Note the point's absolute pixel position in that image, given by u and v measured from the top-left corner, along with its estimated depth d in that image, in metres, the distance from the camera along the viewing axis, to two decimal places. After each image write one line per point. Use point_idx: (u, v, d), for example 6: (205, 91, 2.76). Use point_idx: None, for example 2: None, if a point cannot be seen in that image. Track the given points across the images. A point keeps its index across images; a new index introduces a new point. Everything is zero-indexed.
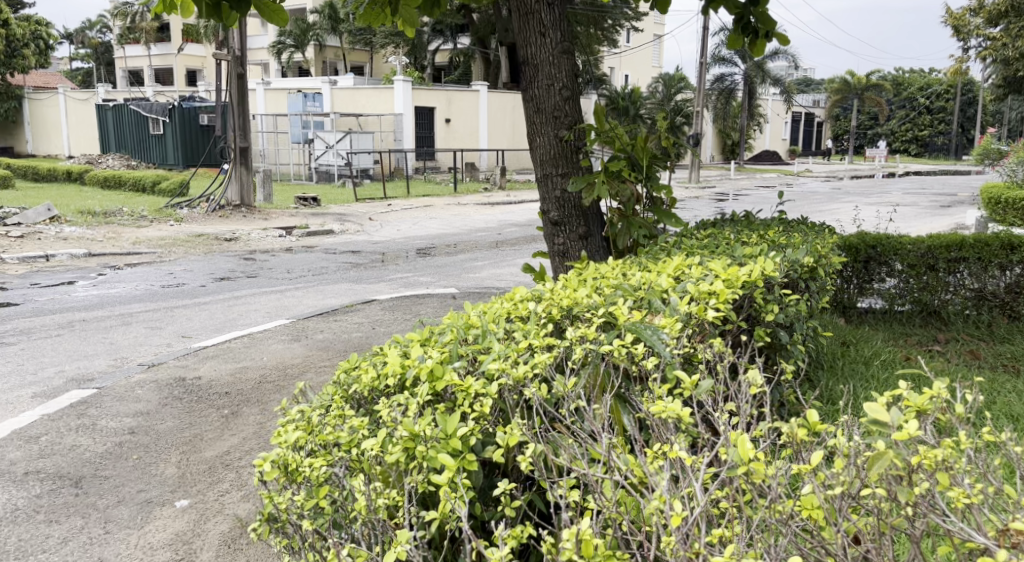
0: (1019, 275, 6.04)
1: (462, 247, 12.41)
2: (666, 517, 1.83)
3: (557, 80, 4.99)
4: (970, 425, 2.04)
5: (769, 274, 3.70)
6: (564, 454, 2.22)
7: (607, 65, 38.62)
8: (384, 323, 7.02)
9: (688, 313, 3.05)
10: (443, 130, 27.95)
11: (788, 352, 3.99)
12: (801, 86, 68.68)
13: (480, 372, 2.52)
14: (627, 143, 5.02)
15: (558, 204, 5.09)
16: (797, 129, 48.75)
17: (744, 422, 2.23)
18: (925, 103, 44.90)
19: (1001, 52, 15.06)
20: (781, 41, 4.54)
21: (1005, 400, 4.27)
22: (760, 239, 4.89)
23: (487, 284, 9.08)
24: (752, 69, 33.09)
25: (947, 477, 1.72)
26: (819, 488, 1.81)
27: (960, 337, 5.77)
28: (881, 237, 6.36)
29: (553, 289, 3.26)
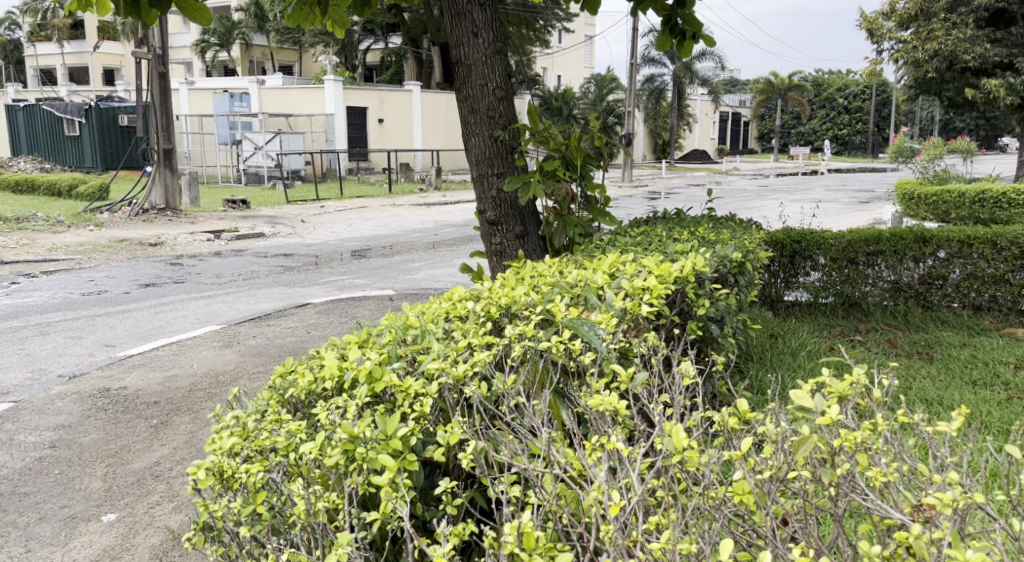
0: (931, 266, 6.37)
1: (397, 248, 12.32)
2: (605, 507, 1.88)
3: (490, 81, 5.02)
4: (886, 407, 2.16)
5: (700, 269, 3.81)
6: (505, 450, 2.25)
7: (540, 65, 38.82)
8: (320, 327, 6.94)
9: (623, 308, 3.13)
10: (376, 130, 27.71)
11: (719, 344, 4.10)
12: (728, 86, 70.20)
13: (420, 371, 2.53)
14: (562, 143, 5.10)
15: (494, 204, 5.13)
16: (725, 128, 49.87)
17: (678, 412, 2.30)
18: (844, 103, 46.58)
19: (911, 55, 15.73)
20: (708, 42, 4.68)
21: (921, 385, 4.47)
22: (691, 236, 5.02)
23: (424, 285, 9.06)
24: (680, 69, 33.73)
25: (866, 457, 1.82)
26: (748, 473, 1.88)
27: (878, 326, 6.03)
28: (805, 232, 6.57)
29: (492, 288, 3.28)
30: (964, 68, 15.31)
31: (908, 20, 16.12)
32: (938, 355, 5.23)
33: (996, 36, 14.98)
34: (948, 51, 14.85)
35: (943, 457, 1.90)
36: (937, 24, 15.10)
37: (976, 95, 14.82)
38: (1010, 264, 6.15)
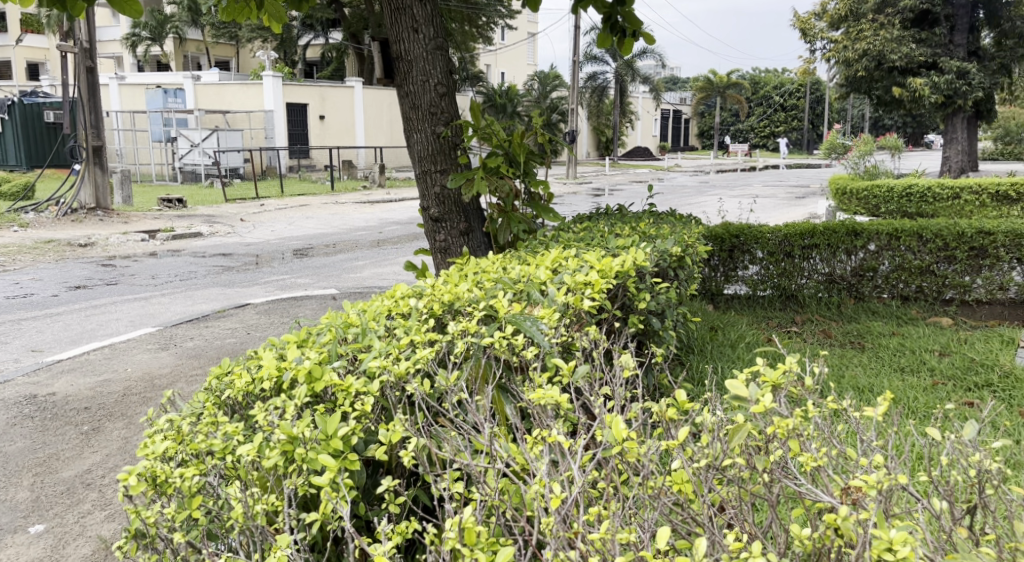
0: (863, 258, 6.55)
1: (340, 247, 12.17)
2: (546, 501, 1.89)
3: (431, 77, 5.00)
4: (816, 394, 2.22)
5: (641, 263, 3.87)
6: (448, 446, 2.25)
7: (483, 62, 38.80)
8: (260, 327, 6.82)
9: (565, 302, 3.14)
10: (318, 126, 27.30)
11: (660, 337, 4.16)
12: (669, 85, 71.28)
13: (361, 370, 2.50)
14: (505, 140, 5.09)
15: (437, 200, 5.11)
16: (666, 125, 50.61)
17: (618, 404, 2.34)
18: (780, 101, 47.73)
19: (842, 54, 16.20)
20: (648, 40, 4.74)
21: (852, 373, 4.63)
22: (632, 231, 5.08)
23: (368, 284, 8.97)
24: (621, 67, 33.91)
25: (797, 444, 1.89)
26: (686, 463, 1.92)
27: (814, 317, 6.20)
28: (743, 227, 6.72)
29: (435, 285, 3.27)
30: (891, 68, 15.83)
31: (838, 21, 16.58)
32: (869, 344, 5.40)
33: (921, 36, 15.52)
34: (876, 51, 15.37)
35: (870, 440, 1.97)
36: (866, 24, 15.64)
37: (902, 93, 15.36)
38: (935, 254, 6.38)
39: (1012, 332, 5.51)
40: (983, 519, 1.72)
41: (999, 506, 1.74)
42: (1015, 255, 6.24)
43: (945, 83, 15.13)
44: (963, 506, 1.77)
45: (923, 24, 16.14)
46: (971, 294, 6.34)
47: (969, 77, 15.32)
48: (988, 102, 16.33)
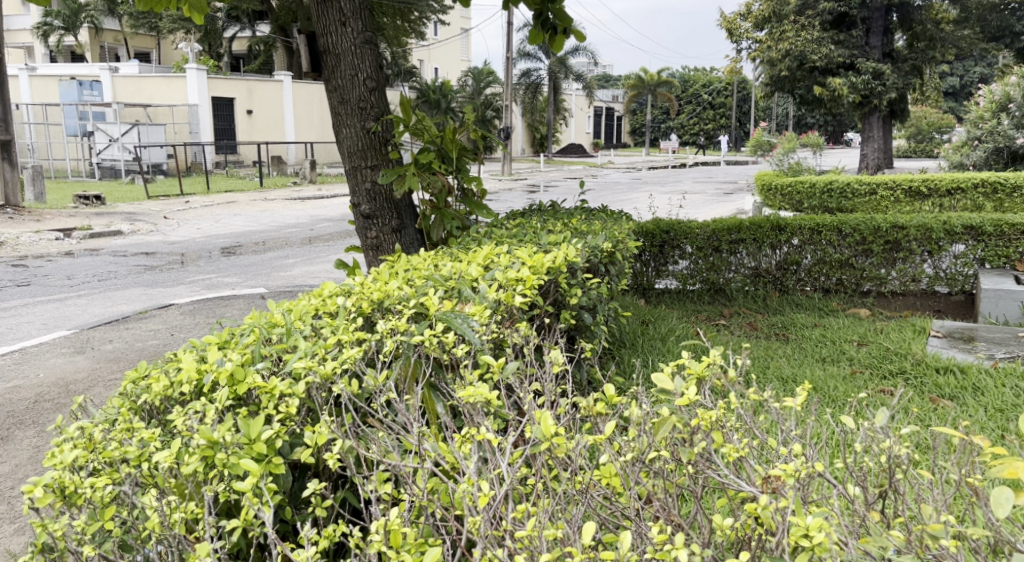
0: (787, 253, 6.74)
1: (270, 245, 11.92)
2: (475, 498, 1.87)
3: (360, 71, 4.93)
4: (740, 385, 2.27)
5: (572, 259, 3.91)
6: (377, 447, 2.21)
7: (416, 57, 38.46)
8: (184, 328, 6.62)
9: (496, 299, 3.14)
10: (245, 121, 26.60)
11: (591, 332, 4.19)
12: (601, 81, 72.01)
13: (286, 371, 2.44)
14: (436, 135, 5.05)
15: (368, 197, 5.04)
16: (598, 122, 51.09)
17: (547, 400, 2.35)
18: (709, 99, 48.77)
19: (766, 54, 16.62)
20: (579, 36, 4.77)
21: (777, 364, 4.77)
22: (564, 227, 5.12)
23: (298, 283, 8.82)
24: (555, 64, 33.97)
25: (720, 436, 1.94)
26: (613, 457, 1.94)
27: (741, 310, 6.36)
28: (673, 222, 6.84)
29: (363, 283, 3.22)
30: (812, 68, 16.34)
31: (762, 22, 17.01)
32: (793, 336, 5.56)
33: (840, 37, 16.11)
34: (798, 51, 15.80)
35: (790, 430, 2.03)
36: (788, 25, 16.06)
37: (823, 93, 15.89)
38: (854, 248, 6.61)
39: (925, 322, 5.74)
40: (896, 502, 1.80)
41: (908, 489, 1.82)
42: (926, 248, 6.50)
43: (861, 83, 15.76)
44: (878, 491, 1.85)
45: (841, 27, 16.73)
46: (886, 286, 6.59)
47: (885, 78, 15.95)
48: (902, 102, 17.02)
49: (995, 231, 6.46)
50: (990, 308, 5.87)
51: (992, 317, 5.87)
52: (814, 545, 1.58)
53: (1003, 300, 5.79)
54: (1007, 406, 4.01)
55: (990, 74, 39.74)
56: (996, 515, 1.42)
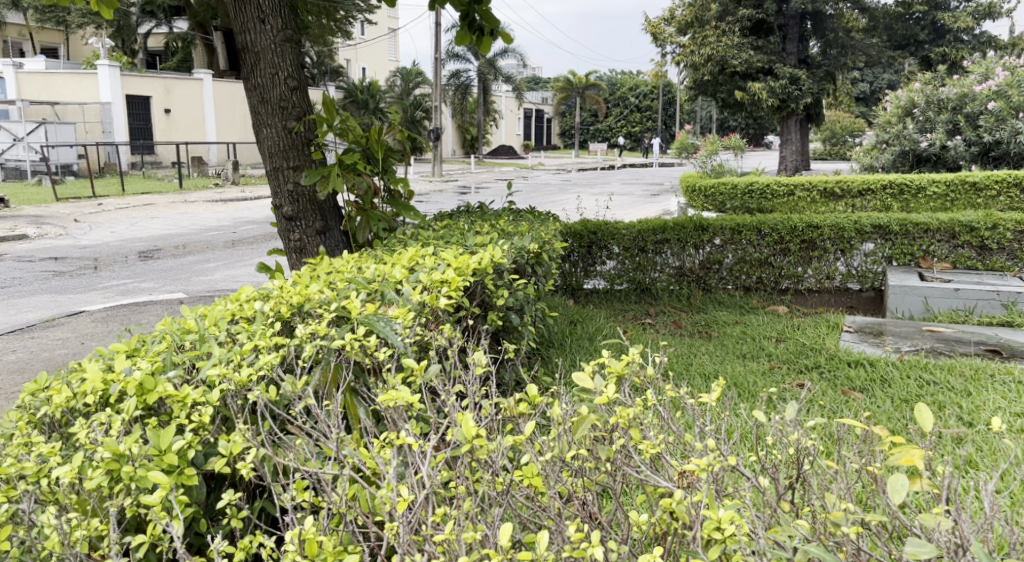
0: (710, 252, 6.89)
1: (190, 248, 11.52)
2: (395, 503, 1.85)
3: (281, 69, 4.82)
4: (658, 382, 2.30)
5: (498, 261, 3.92)
6: (295, 455, 2.16)
7: (342, 57, 37.91)
8: (94, 336, 6.36)
9: (421, 301, 3.11)
10: (163, 121, 25.76)
11: (518, 333, 4.22)
12: (531, 84, 72.43)
13: (199, 379, 2.35)
14: (361, 135, 4.97)
15: (290, 198, 4.94)
16: (528, 124, 51.34)
17: (471, 402, 2.32)
18: (636, 102, 49.67)
19: (690, 58, 16.99)
20: (506, 39, 4.77)
21: (699, 361, 4.88)
22: (492, 228, 5.12)
23: (219, 287, 8.58)
24: (484, 65, 33.86)
25: (637, 433, 1.98)
26: (536, 457, 1.95)
27: (666, 309, 6.48)
28: (600, 223, 6.93)
29: (283, 286, 3.14)
30: (733, 72, 16.78)
31: (685, 26, 17.37)
32: (715, 333, 5.70)
33: (758, 43, 16.58)
34: (719, 56, 16.21)
35: (705, 426, 2.08)
36: (710, 31, 16.41)
37: (743, 97, 16.35)
38: (772, 248, 6.81)
39: (838, 317, 5.97)
40: (804, 492, 1.87)
41: (816, 480, 1.90)
42: (839, 247, 6.74)
43: (779, 88, 16.25)
44: (788, 482, 1.91)
45: (759, 33, 17.26)
46: (803, 284, 6.82)
47: (801, 83, 16.48)
48: (817, 107, 17.64)
49: (903, 229, 6.72)
50: (897, 303, 6.14)
51: (898, 312, 6.14)
52: (725, 537, 1.63)
53: (908, 296, 6.07)
54: (913, 396, 4.19)
55: (897, 80, 41.56)
56: (894, 501, 1.49)
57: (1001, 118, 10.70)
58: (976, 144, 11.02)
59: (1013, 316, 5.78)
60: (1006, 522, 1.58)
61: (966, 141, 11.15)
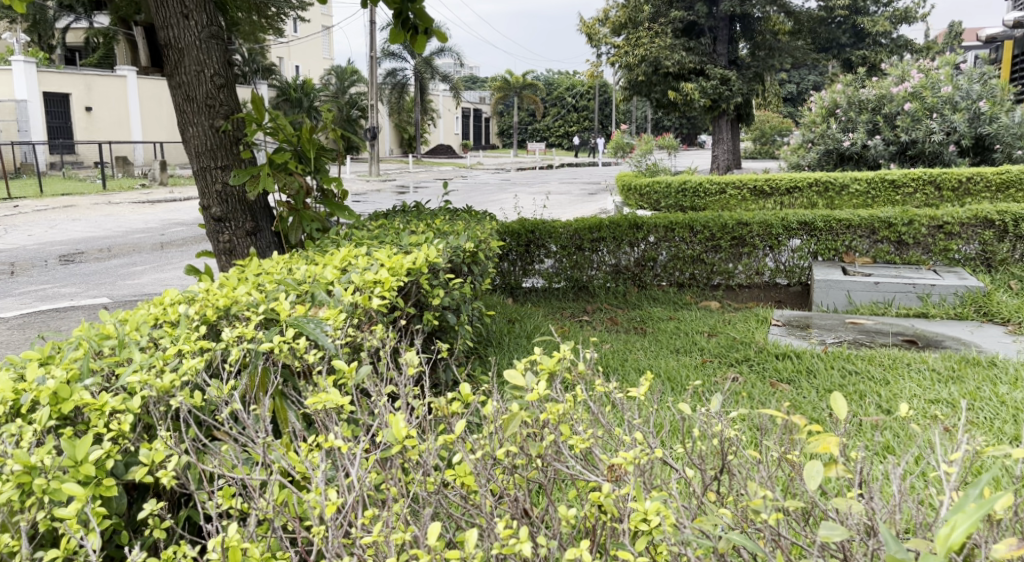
0: (645, 250, 7.00)
1: (115, 251, 11.17)
2: (323, 508, 1.83)
3: (207, 67, 4.71)
4: (589, 375, 2.32)
5: (433, 261, 3.91)
6: (221, 461, 2.10)
7: (275, 54, 37.14)
8: (9, 344, 6.12)
9: (352, 302, 3.07)
10: (84, 119, 24.91)
11: (454, 332, 4.22)
12: (468, 83, 72.17)
13: (119, 386, 2.27)
14: (293, 134, 4.87)
15: (219, 199, 4.84)
16: (466, 123, 51.28)
17: (401, 403, 2.31)
18: (572, 102, 50.13)
19: (624, 58, 17.20)
20: (440, 38, 4.75)
21: (634, 357, 4.95)
22: (427, 227, 5.10)
23: (145, 291, 8.35)
24: (420, 64, 33.64)
25: (567, 428, 2.01)
26: (467, 456, 1.96)
27: (603, 306, 6.56)
28: (537, 222, 7.00)
29: (209, 289, 3.07)
30: (666, 73, 17.06)
31: (619, 27, 17.57)
32: (650, 329, 5.80)
33: (690, 44, 16.88)
34: (653, 56, 16.47)
35: (633, 419, 2.13)
36: (643, 32, 16.67)
37: (677, 97, 16.65)
38: (704, 244, 6.95)
39: (767, 311, 6.13)
40: (728, 482, 1.93)
41: (739, 470, 1.96)
42: (768, 243, 6.91)
43: (711, 88, 16.60)
44: (712, 472, 1.96)
45: (690, 34, 17.62)
46: (734, 280, 6.98)
47: (731, 84, 16.91)
48: (747, 107, 18.09)
49: (827, 226, 6.93)
50: (822, 298, 6.32)
51: (823, 306, 6.32)
52: (651, 528, 1.66)
53: (832, 291, 6.26)
54: (836, 387, 4.33)
55: (822, 82, 42.82)
56: (809, 486, 1.54)
57: (917, 118, 11.18)
58: (894, 144, 11.47)
59: (929, 308, 6.03)
60: (911, 503, 1.67)
61: (885, 140, 11.58)
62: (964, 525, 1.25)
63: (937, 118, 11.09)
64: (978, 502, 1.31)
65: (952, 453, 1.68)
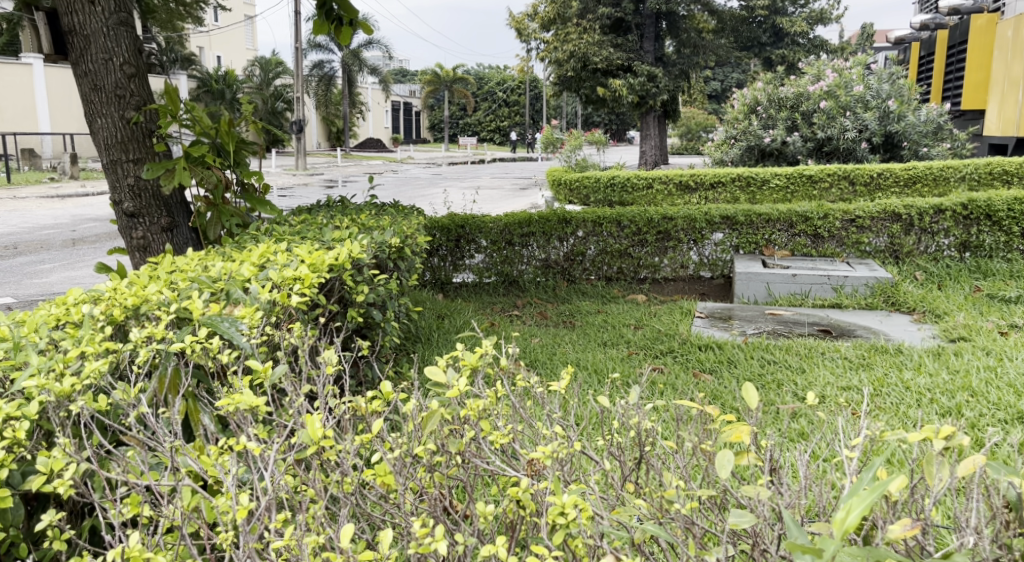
0: (574, 244, 7.05)
1: (22, 248, 10.66)
2: (235, 511, 1.77)
3: (116, 55, 4.52)
4: (512, 370, 2.31)
5: (357, 256, 3.83)
6: (125, 468, 2.01)
7: (194, 44, 36.01)
8: None
9: (270, 300, 2.97)
10: None
11: (380, 329, 4.16)
12: (398, 75, 71.65)
13: (15, 391, 2.15)
14: (211, 127, 4.71)
15: (131, 193, 4.65)
16: (395, 116, 50.75)
17: (318, 404, 2.25)
18: (503, 97, 50.26)
19: (553, 54, 17.30)
20: (365, 29, 4.68)
21: (564, 350, 4.99)
22: (351, 223, 5.00)
23: (51, 290, 8.00)
24: (347, 56, 33.11)
25: (487, 424, 2.00)
26: (386, 455, 1.92)
27: (532, 300, 6.59)
28: (468, 217, 7.02)
29: (117, 288, 2.95)
30: (595, 69, 17.23)
31: (548, 23, 17.67)
32: (578, 322, 5.85)
33: (618, 41, 17.13)
34: (581, 52, 16.60)
35: (553, 414, 2.13)
36: (572, 27, 16.78)
37: (606, 93, 16.85)
38: (631, 239, 7.03)
39: (691, 304, 6.26)
40: (646, 471, 1.96)
41: (658, 461, 1.99)
42: (692, 237, 7.05)
43: (638, 85, 16.86)
44: (634, 464, 1.98)
45: (618, 31, 17.84)
46: (660, 273, 7.09)
47: (658, 81, 17.21)
48: (674, 104, 18.44)
49: (748, 220, 7.11)
50: (743, 290, 6.53)
51: (745, 298, 6.53)
52: (568, 521, 1.66)
53: (753, 283, 6.47)
54: (756, 376, 4.45)
55: (745, 80, 44.01)
56: (720, 476, 1.57)
57: (832, 116, 11.55)
58: (811, 140, 11.83)
59: (842, 298, 6.24)
60: (821, 489, 1.72)
61: (803, 137, 11.94)
62: (859, 509, 1.29)
63: (850, 116, 11.49)
64: (873, 486, 1.36)
65: (858, 439, 1.74)
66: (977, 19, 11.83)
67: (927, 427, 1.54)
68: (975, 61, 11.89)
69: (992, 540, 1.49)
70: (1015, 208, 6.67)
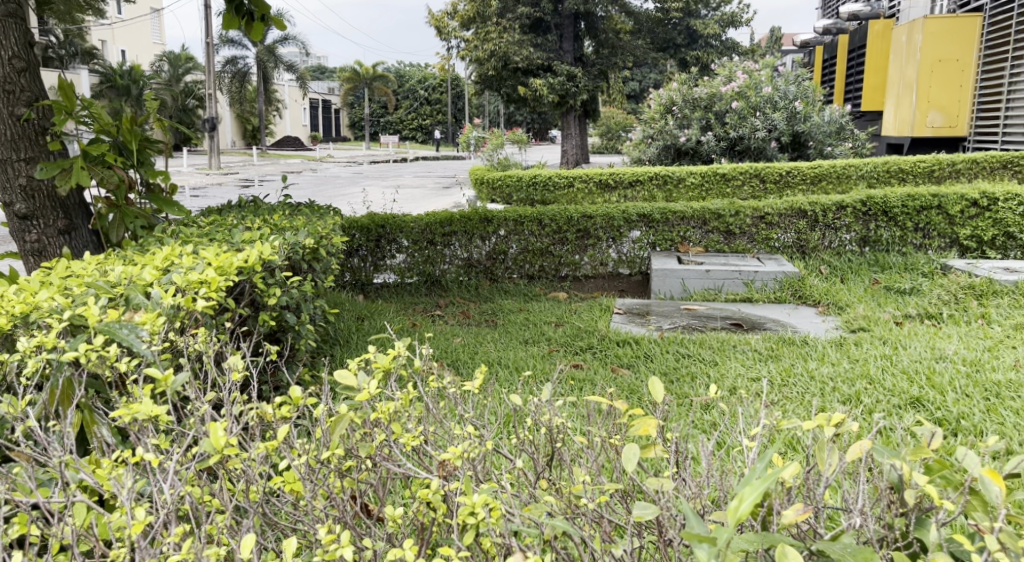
0: (496, 244, 7.06)
1: None
2: (132, 525, 1.70)
3: (3, 49, 4.29)
4: (423, 372, 2.28)
5: (268, 258, 3.72)
6: (10, 484, 1.89)
7: (97, 38, 34.47)
8: None
9: (174, 304, 2.84)
10: None
11: (295, 333, 4.05)
12: (315, 71, 70.42)
13: None
14: (111, 125, 4.53)
15: (24, 195, 4.40)
16: (314, 114, 49.85)
17: (222, 408, 2.17)
18: (425, 95, 49.97)
19: (474, 52, 17.25)
20: (277, 25, 4.56)
21: (485, 349, 4.98)
22: (263, 224, 4.87)
23: None
24: (262, 52, 32.24)
25: (397, 427, 1.97)
26: (293, 461, 1.88)
27: (454, 300, 6.56)
28: (389, 217, 6.97)
29: (4, 295, 2.79)
30: (515, 68, 17.28)
31: (467, 22, 17.62)
32: (499, 321, 5.85)
33: (537, 41, 17.23)
34: (502, 51, 16.58)
35: (464, 413, 2.12)
36: (491, 26, 16.73)
37: (526, 92, 16.93)
38: (551, 237, 7.09)
39: (610, 300, 6.34)
40: (557, 469, 1.98)
41: (568, 456, 2.00)
42: (611, 234, 7.14)
43: (558, 84, 17.01)
44: (545, 461, 1.99)
45: (537, 31, 17.92)
46: (580, 271, 7.18)
47: (577, 81, 17.42)
48: (593, 103, 18.67)
49: (663, 217, 7.24)
50: (659, 285, 6.66)
51: (661, 294, 6.65)
52: (478, 521, 1.65)
53: (668, 279, 6.61)
54: (671, 369, 4.54)
55: (661, 80, 44.93)
56: (626, 469, 1.58)
57: (744, 116, 11.92)
58: (724, 140, 12.15)
59: (753, 292, 6.42)
60: (724, 477, 1.76)
61: (716, 136, 12.25)
62: (752, 496, 1.33)
63: (760, 117, 11.87)
64: (765, 475, 1.40)
65: (760, 429, 1.79)
66: (875, 24, 12.40)
67: (821, 415, 1.60)
68: (874, 63, 12.46)
69: (879, 520, 1.57)
70: (909, 204, 7.01)
